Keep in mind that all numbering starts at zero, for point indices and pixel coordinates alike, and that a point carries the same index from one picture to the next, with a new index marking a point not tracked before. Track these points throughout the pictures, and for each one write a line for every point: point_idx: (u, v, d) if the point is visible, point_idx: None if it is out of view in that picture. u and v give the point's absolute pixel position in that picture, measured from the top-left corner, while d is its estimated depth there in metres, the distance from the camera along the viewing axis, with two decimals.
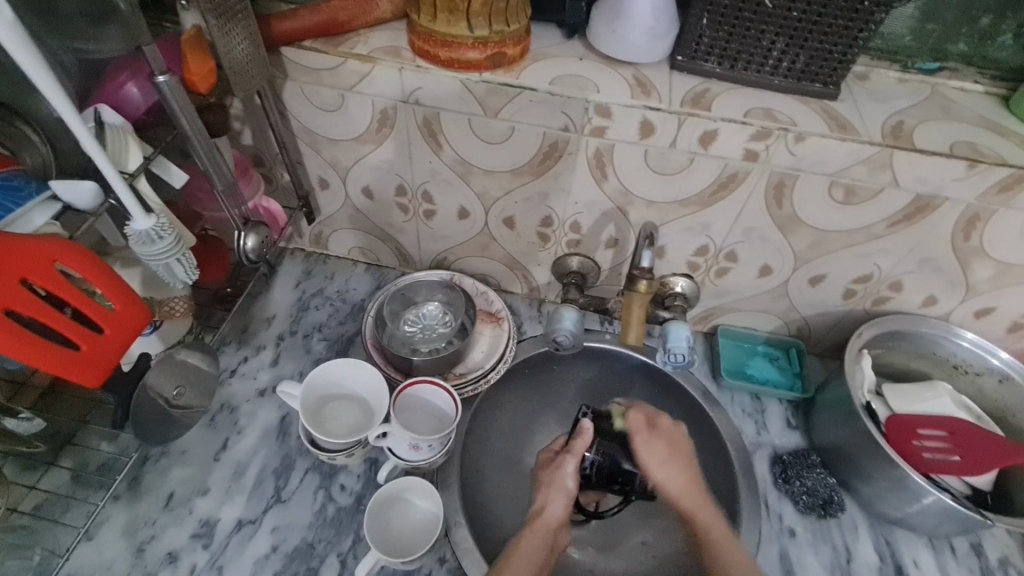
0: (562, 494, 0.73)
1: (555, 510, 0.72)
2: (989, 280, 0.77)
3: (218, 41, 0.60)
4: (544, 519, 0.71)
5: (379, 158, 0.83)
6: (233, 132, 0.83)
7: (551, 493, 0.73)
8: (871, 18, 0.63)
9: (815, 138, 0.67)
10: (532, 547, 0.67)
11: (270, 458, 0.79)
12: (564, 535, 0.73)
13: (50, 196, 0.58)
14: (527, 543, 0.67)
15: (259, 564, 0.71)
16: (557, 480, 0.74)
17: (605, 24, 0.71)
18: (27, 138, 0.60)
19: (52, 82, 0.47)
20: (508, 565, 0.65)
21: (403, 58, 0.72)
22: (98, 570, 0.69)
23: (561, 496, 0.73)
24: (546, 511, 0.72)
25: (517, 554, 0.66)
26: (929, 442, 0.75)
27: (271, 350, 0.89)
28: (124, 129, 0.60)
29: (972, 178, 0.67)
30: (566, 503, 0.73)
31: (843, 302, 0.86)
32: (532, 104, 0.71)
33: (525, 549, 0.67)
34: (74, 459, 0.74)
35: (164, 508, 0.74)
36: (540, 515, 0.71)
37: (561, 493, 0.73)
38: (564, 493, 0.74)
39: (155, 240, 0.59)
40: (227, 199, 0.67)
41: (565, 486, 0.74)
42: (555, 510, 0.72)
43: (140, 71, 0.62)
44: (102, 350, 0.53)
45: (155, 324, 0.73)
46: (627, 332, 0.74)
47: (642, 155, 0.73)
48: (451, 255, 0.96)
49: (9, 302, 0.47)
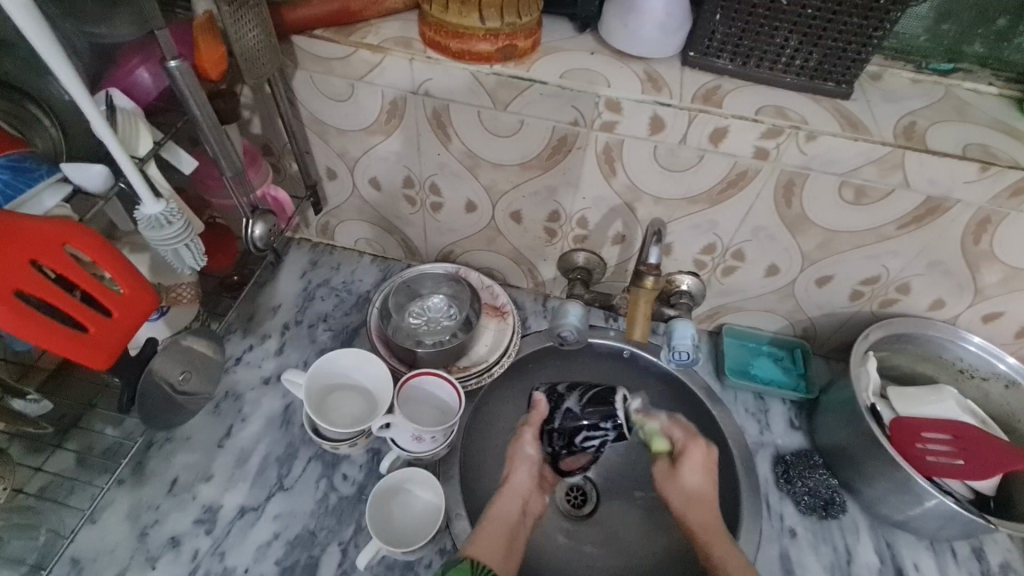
0: (526, 462, 0.78)
1: (522, 477, 0.76)
2: (999, 284, 0.77)
3: (229, 27, 0.60)
4: (515, 486, 0.75)
5: (387, 149, 0.83)
6: (243, 120, 0.83)
7: (516, 463, 0.78)
8: (886, 17, 0.62)
9: (826, 137, 0.67)
10: (504, 513, 0.70)
11: (274, 446, 0.79)
12: (534, 501, 0.77)
13: (62, 179, 0.58)
14: (500, 509, 0.71)
15: (261, 551, 0.71)
16: (518, 450, 0.79)
17: (617, 18, 0.71)
18: (39, 123, 0.60)
19: (67, 65, 0.47)
20: (485, 528, 0.67)
21: (414, 48, 0.72)
22: (102, 553, 0.69)
23: (527, 465, 0.78)
24: (514, 479, 0.76)
25: (494, 517, 0.69)
26: (932, 445, 0.74)
27: (276, 339, 0.89)
28: (135, 114, 0.60)
29: (986, 180, 0.67)
30: (530, 470, 0.78)
31: (851, 303, 0.86)
32: (543, 97, 0.71)
33: (496, 514, 0.70)
34: (79, 442, 0.75)
35: (168, 493, 0.74)
36: (508, 483, 0.75)
37: (525, 462, 0.78)
38: (528, 461, 0.78)
39: (164, 225, 0.59)
40: (236, 186, 0.67)
41: (527, 455, 0.79)
42: (522, 477, 0.76)
43: (151, 57, 0.62)
44: (111, 332, 0.53)
45: (162, 309, 0.73)
46: (632, 328, 0.73)
47: (652, 151, 0.73)
48: (457, 248, 0.96)
49: (19, 283, 0.47)
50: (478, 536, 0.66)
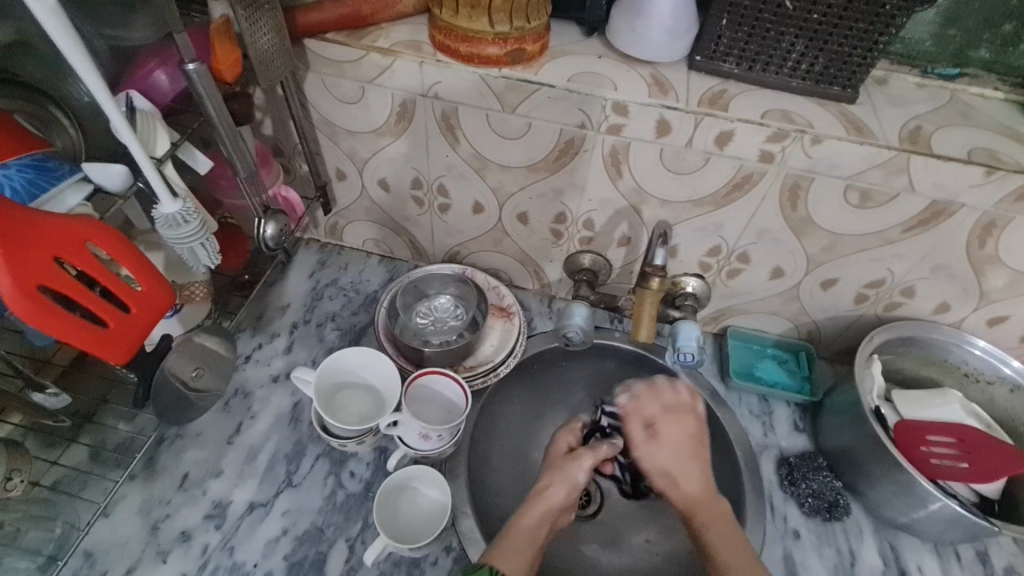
0: (568, 481, 0.71)
1: (560, 493, 0.69)
2: (1004, 288, 0.77)
3: (245, 30, 0.61)
4: (549, 500, 0.69)
5: (396, 151, 0.84)
6: (254, 121, 0.84)
7: (557, 477, 0.71)
8: (892, 21, 0.63)
9: (831, 140, 0.68)
10: (533, 527, 0.65)
11: (283, 443, 0.80)
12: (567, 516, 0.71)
13: (82, 178, 0.59)
14: (528, 521, 0.66)
15: (270, 546, 0.72)
16: (569, 469, 0.72)
17: (625, 22, 0.72)
18: (59, 124, 0.62)
19: (92, 68, 0.49)
20: (504, 543, 0.64)
21: (424, 52, 0.73)
22: (114, 547, 0.71)
23: (567, 483, 0.71)
24: (551, 492, 0.69)
25: (515, 533, 0.65)
26: (936, 448, 0.75)
27: (285, 338, 0.90)
28: (153, 115, 0.61)
29: (990, 184, 0.67)
30: (569, 490, 0.70)
31: (855, 306, 0.86)
32: (551, 100, 0.72)
33: (526, 527, 0.65)
34: (93, 436, 0.76)
35: (179, 488, 0.75)
36: (542, 495, 0.69)
37: (569, 483, 0.71)
38: (570, 481, 0.71)
39: (180, 224, 0.60)
40: (249, 186, 0.68)
41: (573, 478, 0.71)
42: (558, 494, 0.69)
43: (168, 59, 0.63)
44: (129, 328, 0.54)
45: (176, 308, 0.74)
46: (638, 329, 0.74)
47: (658, 154, 0.74)
48: (463, 249, 0.97)
49: (44, 279, 0.48)
50: (499, 549, 0.63)
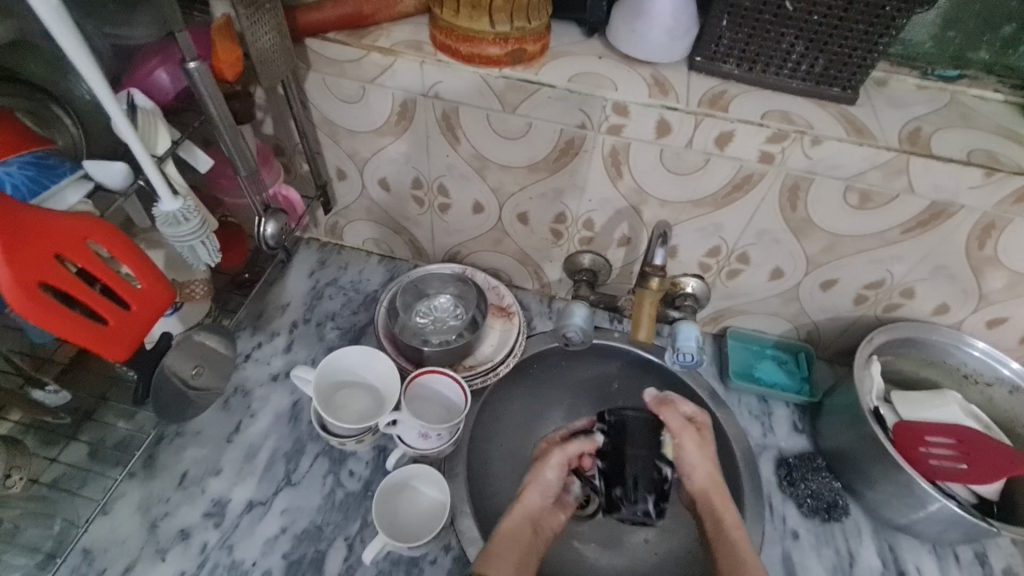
0: (540, 485, 0.78)
1: (533, 497, 0.77)
2: (1003, 289, 0.77)
3: (246, 30, 0.61)
4: (525, 504, 0.76)
5: (396, 150, 0.84)
6: (255, 121, 0.84)
7: (534, 483, 0.78)
8: (892, 23, 0.63)
9: (831, 141, 0.68)
10: (515, 528, 0.71)
11: (282, 441, 0.80)
12: (554, 519, 0.79)
13: (84, 176, 0.59)
14: (511, 522, 0.72)
15: (269, 544, 0.72)
16: (540, 472, 0.79)
17: (625, 23, 0.72)
18: (60, 122, 0.62)
19: (92, 66, 0.49)
20: (495, 545, 0.68)
21: (425, 52, 0.73)
22: (113, 545, 0.71)
23: (541, 489, 0.78)
24: (526, 497, 0.77)
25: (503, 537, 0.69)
26: (935, 450, 0.75)
27: (284, 337, 0.90)
28: (154, 114, 0.61)
29: (989, 186, 0.67)
30: (543, 492, 0.78)
31: (855, 307, 0.86)
32: (551, 101, 0.72)
33: (508, 529, 0.71)
34: (93, 434, 0.76)
35: (178, 486, 0.75)
36: (519, 503, 0.76)
37: (542, 487, 0.78)
38: (542, 485, 0.78)
39: (181, 221, 0.60)
40: (250, 184, 0.68)
41: (548, 481, 0.79)
42: (531, 499, 0.76)
43: (170, 59, 0.64)
44: (130, 325, 0.54)
45: (176, 305, 0.74)
46: (637, 330, 0.75)
47: (658, 155, 0.74)
48: (464, 249, 0.97)
49: (44, 276, 0.49)
50: (490, 549, 0.67)
